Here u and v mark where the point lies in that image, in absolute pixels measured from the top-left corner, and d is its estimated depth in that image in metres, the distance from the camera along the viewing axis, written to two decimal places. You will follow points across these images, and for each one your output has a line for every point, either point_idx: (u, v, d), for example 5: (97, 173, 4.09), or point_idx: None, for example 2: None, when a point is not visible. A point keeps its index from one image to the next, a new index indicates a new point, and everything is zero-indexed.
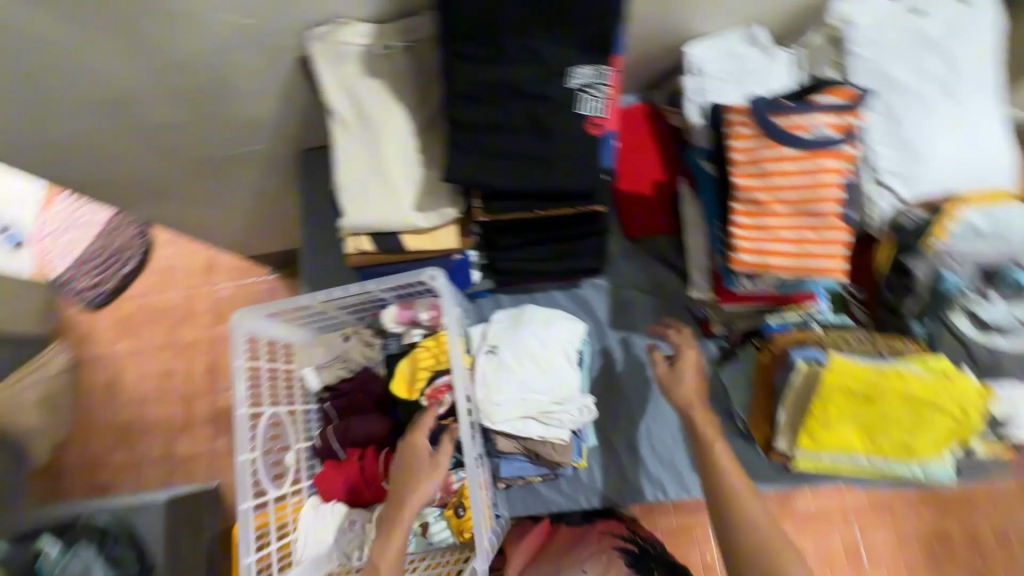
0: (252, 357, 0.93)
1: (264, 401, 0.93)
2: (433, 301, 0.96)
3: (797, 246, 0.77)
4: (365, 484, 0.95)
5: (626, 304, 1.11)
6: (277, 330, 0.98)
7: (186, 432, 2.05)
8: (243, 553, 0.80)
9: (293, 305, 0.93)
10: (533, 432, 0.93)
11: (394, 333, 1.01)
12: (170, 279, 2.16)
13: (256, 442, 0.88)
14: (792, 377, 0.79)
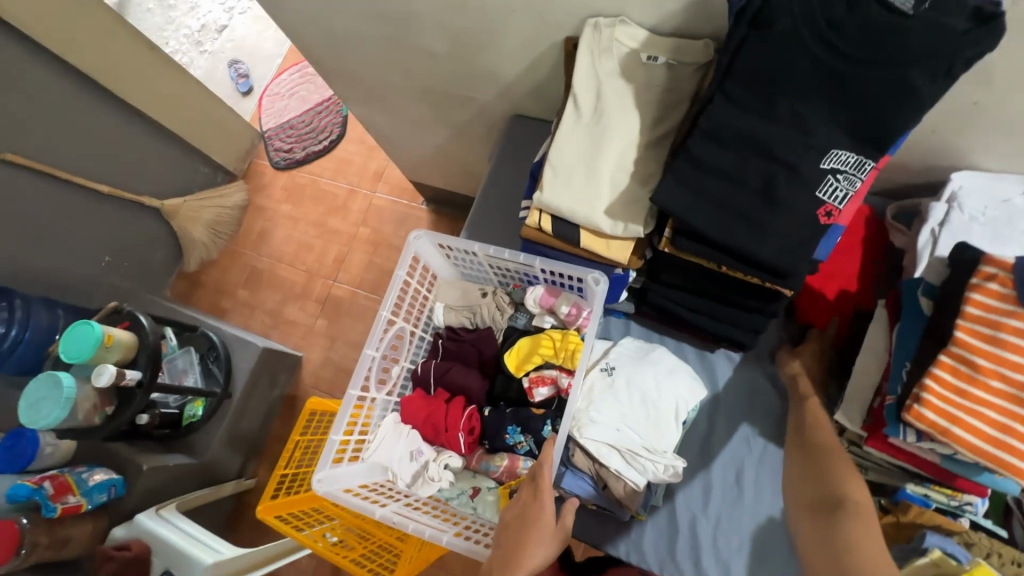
0: (408, 273, 1.02)
1: (399, 314, 1.02)
2: (578, 301, 0.99)
3: (997, 431, 0.68)
4: (443, 428, 1.01)
5: (753, 391, 1.05)
6: (435, 260, 1.07)
7: (298, 301, 2.31)
8: (336, 429, 0.90)
9: (461, 246, 1.00)
10: (613, 463, 0.93)
11: (526, 310, 1.06)
12: (344, 172, 2.42)
13: (382, 344, 0.97)
14: (917, 556, 0.74)
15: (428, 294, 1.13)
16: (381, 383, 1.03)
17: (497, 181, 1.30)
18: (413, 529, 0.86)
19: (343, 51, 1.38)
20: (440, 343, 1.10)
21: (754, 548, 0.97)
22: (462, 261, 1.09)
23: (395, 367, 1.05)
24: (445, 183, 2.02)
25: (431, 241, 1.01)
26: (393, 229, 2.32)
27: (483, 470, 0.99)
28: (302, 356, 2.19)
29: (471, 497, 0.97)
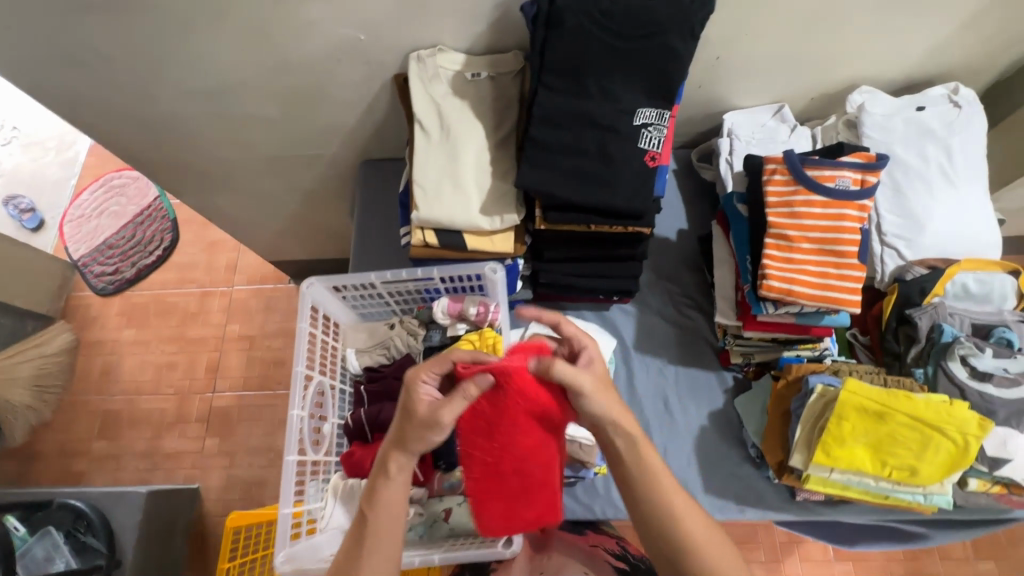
0: (311, 325, 0.98)
1: (314, 368, 0.97)
2: (483, 299, 1.04)
3: (820, 279, 0.88)
4: (394, 465, 0.97)
5: (650, 330, 1.20)
6: (334, 306, 1.05)
7: (175, 429, 2.00)
8: (285, 503, 0.84)
9: (357, 282, 1.00)
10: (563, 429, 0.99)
11: (438, 325, 1.08)
12: (189, 276, 2.20)
13: (305, 402, 0.92)
14: (810, 397, 0.88)
15: (338, 345, 1.10)
16: (316, 445, 0.98)
17: (369, 226, 1.33)
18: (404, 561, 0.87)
19: (163, 142, 1.31)
20: (364, 389, 1.05)
21: (699, 458, 1.09)
22: (360, 298, 1.08)
23: (325, 425, 0.99)
24: (309, 252, 1.95)
25: (324, 286, 1.00)
26: (264, 318, 2.14)
27: (448, 489, 0.99)
28: (199, 487, 1.91)
29: (446, 519, 0.96)
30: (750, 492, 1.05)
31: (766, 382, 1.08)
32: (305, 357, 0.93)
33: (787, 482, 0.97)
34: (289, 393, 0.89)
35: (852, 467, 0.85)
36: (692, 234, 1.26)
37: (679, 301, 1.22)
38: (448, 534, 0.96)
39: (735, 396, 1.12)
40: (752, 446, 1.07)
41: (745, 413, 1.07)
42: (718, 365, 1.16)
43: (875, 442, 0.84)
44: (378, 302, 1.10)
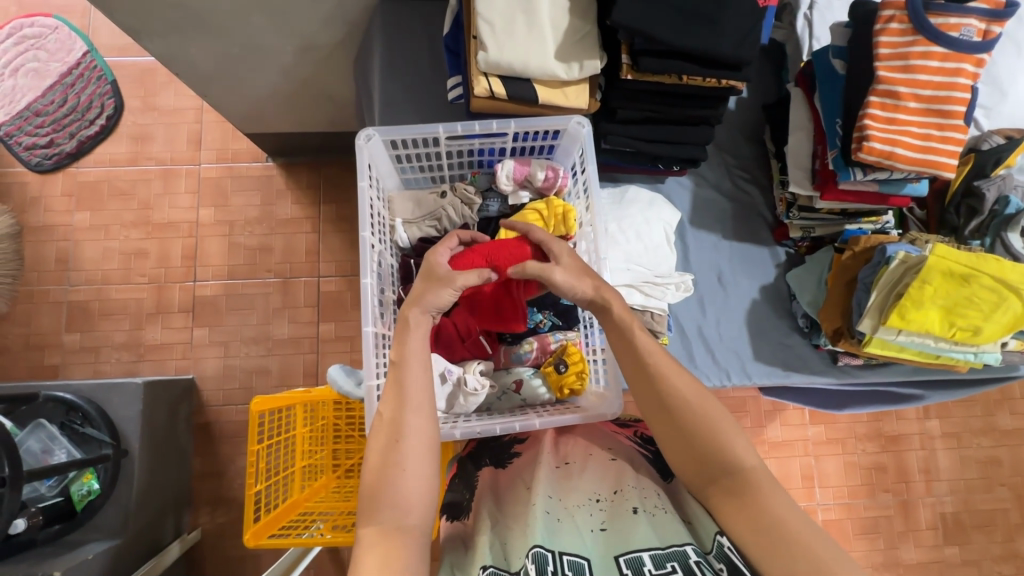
0: (367, 181, 0.89)
1: (375, 236, 0.91)
2: (550, 163, 0.97)
3: (922, 141, 0.84)
4: (461, 339, 0.96)
5: (705, 204, 1.15)
6: (384, 168, 0.95)
7: (157, 319, 1.82)
8: (368, 373, 0.84)
9: (420, 138, 0.91)
10: (636, 301, 0.96)
11: (497, 193, 1.01)
12: (144, 151, 1.88)
13: (371, 270, 0.86)
14: (891, 263, 0.88)
15: (386, 213, 0.99)
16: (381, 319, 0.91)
17: (392, 86, 1.15)
18: (502, 427, 0.86)
19: None
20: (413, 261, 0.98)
21: (751, 329, 1.11)
22: (413, 160, 0.98)
23: (387, 295, 0.94)
24: (294, 123, 1.68)
25: (381, 142, 0.92)
26: (243, 200, 1.88)
27: (516, 361, 1.00)
28: (195, 378, 1.79)
29: (517, 391, 0.96)
30: (795, 358, 1.11)
31: (823, 256, 1.08)
32: (368, 218, 0.86)
33: (842, 348, 1.01)
34: (358, 259, 0.83)
35: (922, 329, 0.88)
36: (755, 102, 1.17)
37: (734, 177, 1.17)
38: (520, 404, 0.96)
39: (788, 271, 1.13)
40: (802, 317, 1.10)
41: (799, 285, 1.08)
42: (772, 242, 1.15)
43: (952, 305, 0.86)
44: (429, 166, 1.01)
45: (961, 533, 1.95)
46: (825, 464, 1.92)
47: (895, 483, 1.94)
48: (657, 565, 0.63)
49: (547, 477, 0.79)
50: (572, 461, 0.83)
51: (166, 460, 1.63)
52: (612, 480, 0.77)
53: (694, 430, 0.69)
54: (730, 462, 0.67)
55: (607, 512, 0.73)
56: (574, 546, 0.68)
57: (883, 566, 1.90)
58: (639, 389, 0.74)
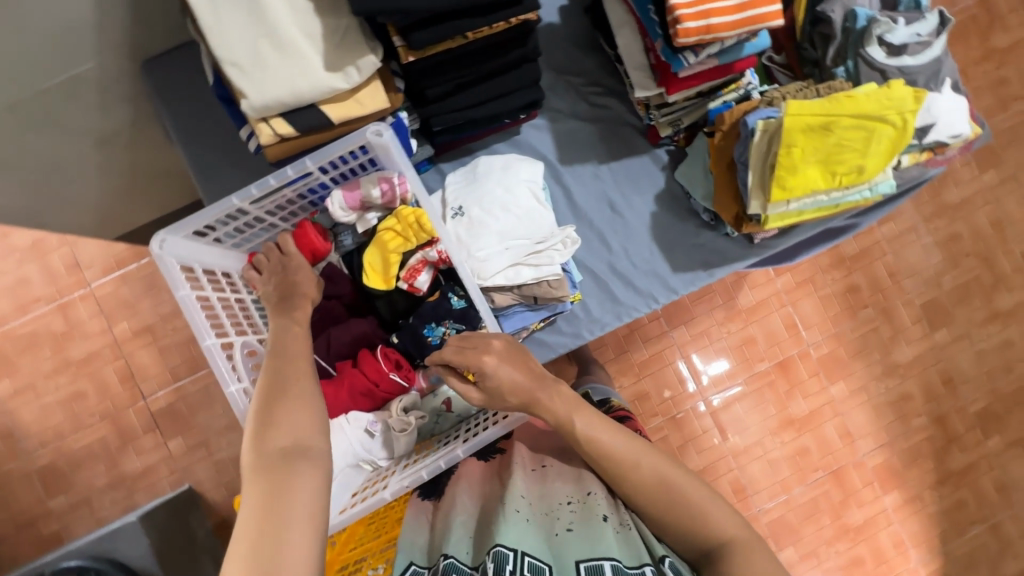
0: (195, 287, 0.84)
1: (230, 331, 0.87)
2: (381, 175, 0.87)
3: (736, 1, 0.76)
4: (375, 386, 0.92)
5: (569, 136, 1.07)
6: (209, 256, 0.88)
7: (128, 450, 1.74)
8: None
9: (221, 214, 0.83)
10: (527, 277, 0.92)
11: (345, 226, 0.94)
12: (29, 296, 1.73)
13: (241, 372, 0.84)
14: (754, 138, 0.83)
15: (241, 294, 0.95)
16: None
17: (205, 150, 1.03)
18: (428, 471, 0.81)
19: None
20: None
21: (660, 245, 1.07)
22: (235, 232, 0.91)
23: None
24: (155, 211, 1.50)
25: (186, 237, 0.84)
26: (150, 301, 1.75)
27: (436, 381, 0.95)
28: (192, 486, 1.73)
29: (450, 410, 0.95)
30: (714, 253, 1.06)
31: (700, 144, 1.01)
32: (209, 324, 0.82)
33: (748, 231, 0.97)
34: (215, 373, 0.80)
35: (805, 191, 0.84)
36: (577, 9, 1.07)
37: (588, 96, 1.07)
38: (458, 420, 0.95)
39: (675, 169, 1.06)
40: (704, 211, 1.05)
41: (689, 182, 1.03)
42: (649, 146, 1.08)
43: (825, 158, 0.82)
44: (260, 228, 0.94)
45: (944, 316, 1.89)
46: (802, 307, 1.81)
47: (872, 296, 1.86)
48: None
49: (522, 477, 0.81)
50: (547, 464, 0.85)
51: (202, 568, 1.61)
52: (584, 483, 0.78)
53: (663, 510, 0.68)
54: (709, 528, 0.66)
55: (577, 513, 0.73)
56: (538, 548, 0.68)
57: (884, 376, 1.86)
58: (612, 468, 0.70)
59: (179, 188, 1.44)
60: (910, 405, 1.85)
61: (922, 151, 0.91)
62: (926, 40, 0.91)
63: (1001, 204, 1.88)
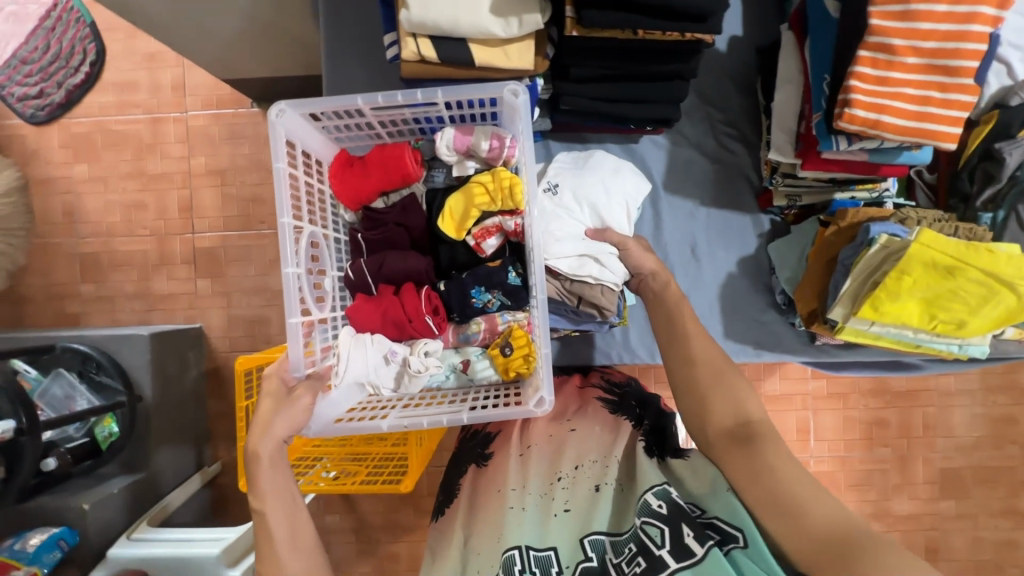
0: (290, 164, 0.87)
1: (303, 218, 0.89)
2: (496, 130, 0.88)
3: (918, 107, 0.71)
4: (406, 320, 0.92)
5: (683, 164, 1.04)
6: (311, 139, 0.91)
7: (162, 271, 1.84)
8: (294, 367, 0.84)
9: (342, 109, 0.85)
10: (589, 274, 0.90)
11: (442, 163, 0.97)
12: (131, 100, 1.82)
13: (301, 258, 0.87)
14: (870, 249, 0.79)
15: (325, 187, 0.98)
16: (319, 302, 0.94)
17: (340, 31, 1.02)
18: (429, 422, 0.82)
19: None
20: (360, 236, 0.98)
21: (723, 305, 1.03)
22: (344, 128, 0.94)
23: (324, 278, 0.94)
24: (270, 69, 1.54)
25: (300, 116, 0.86)
26: (232, 149, 1.81)
27: (464, 341, 0.97)
28: (202, 327, 1.82)
29: (465, 370, 0.95)
30: (771, 338, 1.03)
31: (807, 227, 0.98)
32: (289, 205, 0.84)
33: (815, 331, 0.94)
34: (279, 249, 0.82)
35: (893, 321, 0.80)
36: (748, 45, 1.02)
37: (720, 132, 1.03)
38: (467, 382, 0.96)
39: (771, 242, 1.03)
40: (780, 294, 1.01)
41: (780, 260, 0.98)
42: (755, 208, 1.04)
43: (931, 297, 0.77)
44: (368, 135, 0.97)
45: (959, 488, 1.81)
46: (822, 419, 1.78)
47: (897, 439, 1.80)
48: (618, 551, 0.67)
49: (512, 471, 0.79)
50: (534, 445, 0.81)
51: (184, 406, 1.70)
52: (569, 454, 0.78)
53: (715, 387, 0.73)
54: (743, 411, 0.71)
55: (569, 490, 0.74)
56: (540, 539, 0.70)
57: (871, 516, 1.80)
58: (668, 345, 0.77)
59: (300, 59, 1.47)
60: None
61: None
62: None
63: None
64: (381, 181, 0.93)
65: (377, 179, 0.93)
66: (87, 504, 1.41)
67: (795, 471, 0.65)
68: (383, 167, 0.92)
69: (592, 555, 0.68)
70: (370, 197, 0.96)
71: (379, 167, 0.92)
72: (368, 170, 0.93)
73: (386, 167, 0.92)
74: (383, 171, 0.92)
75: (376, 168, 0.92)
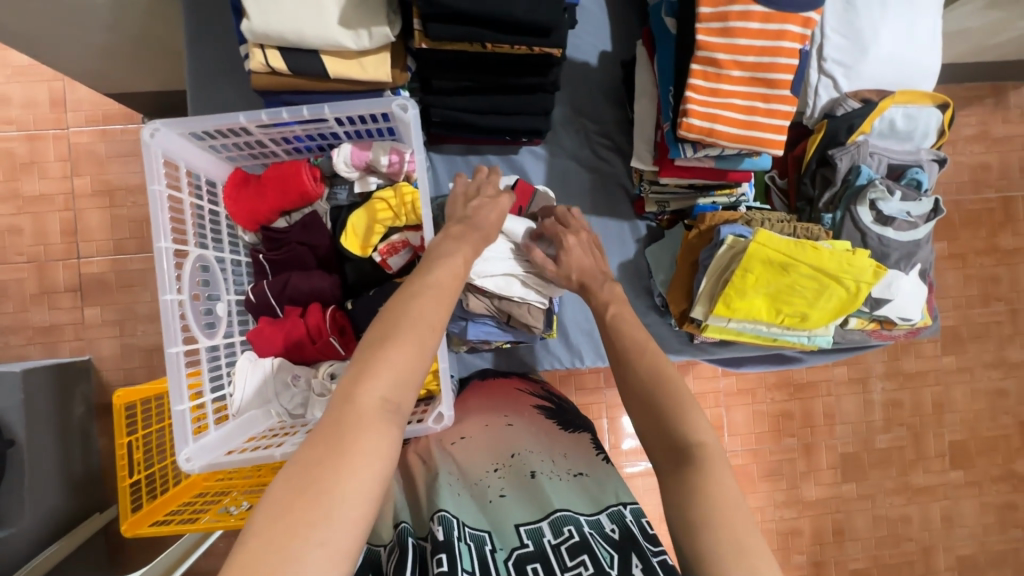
0: (171, 186, 0.78)
1: (189, 240, 0.81)
2: (394, 146, 0.86)
3: (745, 116, 0.76)
4: (309, 340, 0.91)
5: (563, 173, 1.07)
6: (197, 159, 0.82)
7: (43, 301, 1.63)
8: (176, 399, 0.75)
9: (226, 127, 0.77)
10: (516, 292, 0.91)
11: (344, 180, 0.93)
12: (4, 117, 1.62)
13: (183, 284, 0.78)
14: (719, 250, 0.83)
15: (221, 208, 0.91)
16: (207, 330, 0.84)
17: (206, 34, 0.96)
18: None
19: None
20: (262, 257, 0.93)
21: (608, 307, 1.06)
22: (232, 147, 0.85)
23: (218, 305, 0.86)
24: (155, 82, 1.42)
25: (182, 137, 0.78)
26: (121, 167, 1.65)
27: None
28: (93, 359, 1.62)
29: None
30: (653, 339, 1.06)
31: (677, 232, 1.02)
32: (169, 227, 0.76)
33: (688, 330, 0.99)
34: (155, 274, 0.74)
35: (747, 316, 0.85)
36: (615, 59, 1.07)
37: (595, 141, 1.07)
38: None
39: (647, 246, 1.07)
40: (658, 297, 1.04)
41: (655, 262, 1.03)
42: (632, 215, 1.07)
43: (774, 293, 0.82)
44: (262, 153, 0.90)
45: (858, 470, 1.93)
46: (734, 414, 1.85)
47: (801, 428, 1.90)
48: (556, 533, 0.65)
49: (447, 458, 0.81)
50: (467, 435, 0.85)
51: (71, 442, 1.50)
52: (505, 444, 0.82)
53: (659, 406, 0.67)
54: (678, 429, 0.64)
55: (505, 479, 0.76)
56: (475, 519, 0.69)
57: (785, 504, 1.89)
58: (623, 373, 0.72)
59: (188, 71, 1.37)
60: (796, 540, 1.89)
61: (870, 318, 0.92)
62: (914, 220, 0.92)
63: (948, 389, 1.92)
64: (279, 201, 0.89)
65: (273, 201, 0.89)
66: None
67: (733, 503, 0.59)
68: (280, 186, 0.88)
69: (529, 541, 0.65)
70: (270, 217, 0.91)
71: (274, 187, 0.88)
72: (263, 191, 0.88)
73: (286, 188, 0.88)
74: (280, 192, 0.88)
75: (271, 189, 0.88)
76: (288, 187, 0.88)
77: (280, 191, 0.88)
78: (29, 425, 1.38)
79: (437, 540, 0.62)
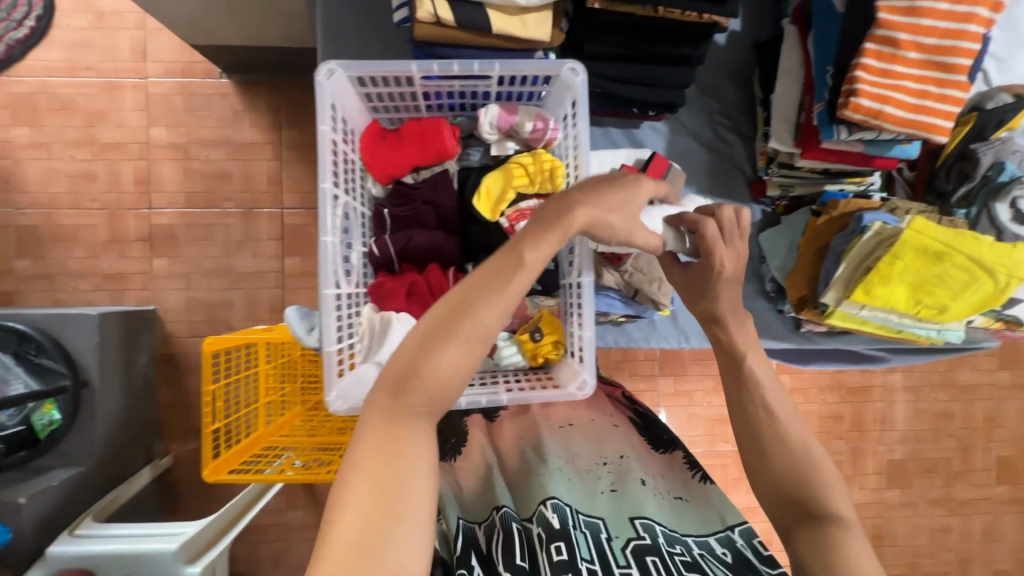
0: (331, 128, 0.78)
1: (339, 186, 0.81)
2: (540, 111, 0.86)
3: (917, 99, 0.75)
4: (434, 299, 0.91)
5: (681, 152, 1.05)
6: (351, 104, 0.82)
7: (114, 248, 1.56)
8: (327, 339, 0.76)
9: (390, 76, 0.77)
10: (650, 272, 0.93)
11: (479, 142, 0.94)
12: (83, 61, 1.52)
13: (336, 227, 0.78)
14: (864, 236, 0.82)
15: (355, 158, 0.90)
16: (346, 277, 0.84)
17: None
18: (469, 402, 0.77)
19: None
20: (387, 212, 0.93)
21: None
22: (382, 97, 0.85)
23: (354, 254, 0.86)
24: (248, 35, 1.36)
25: (347, 80, 0.78)
26: (199, 120, 1.56)
27: None
28: (156, 310, 1.56)
29: (492, 355, 0.90)
30: (759, 323, 1.06)
31: (799, 218, 1.01)
32: (329, 168, 0.76)
33: (805, 316, 0.98)
34: (317, 215, 0.74)
35: (882, 303, 0.85)
36: (745, 39, 1.05)
37: (717, 120, 1.06)
38: (494, 368, 0.91)
39: (760, 231, 1.05)
40: (770, 282, 1.03)
41: (772, 248, 1.01)
42: (749, 198, 1.06)
43: (916, 283, 0.82)
44: (403, 106, 0.89)
45: (903, 478, 1.92)
46: None
47: (850, 432, 1.88)
48: (668, 544, 0.62)
49: (553, 440, 0.77)
50: (574, 424, 0.81)
51: (133, 390, 1.45)
52: (612, 443, 0.76)
53: (781, 460, 0.64)
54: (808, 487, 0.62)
55: (614, 475, 0.72)
56: (587, 506, 0.67)
57: None
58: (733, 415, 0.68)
59: (289, 26, 1.31)
60: None
61: (998, 319, 0.91)
62: None
63: (1001, 404, 1.91)
64: (417, 155, 0.88)
65: (410, 153, 0.88)
66: (24, 497, 1.17)
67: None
68: (421, 137, 0.87)
69: (645, 535, 0.62)
70: (402, 172, 0.91)
71: (415, 138, 0.87)
72: (402, 143, 0.88)
73: (427, 140, 0.87)
74: (421, 144, 0.88)
75: (410, 140, 0.87)
76: (428, 140, 0.87)
77: (420, 142, 0.87)
78: (102, 368, 1.33)
79: (553, 527, 0.60)
